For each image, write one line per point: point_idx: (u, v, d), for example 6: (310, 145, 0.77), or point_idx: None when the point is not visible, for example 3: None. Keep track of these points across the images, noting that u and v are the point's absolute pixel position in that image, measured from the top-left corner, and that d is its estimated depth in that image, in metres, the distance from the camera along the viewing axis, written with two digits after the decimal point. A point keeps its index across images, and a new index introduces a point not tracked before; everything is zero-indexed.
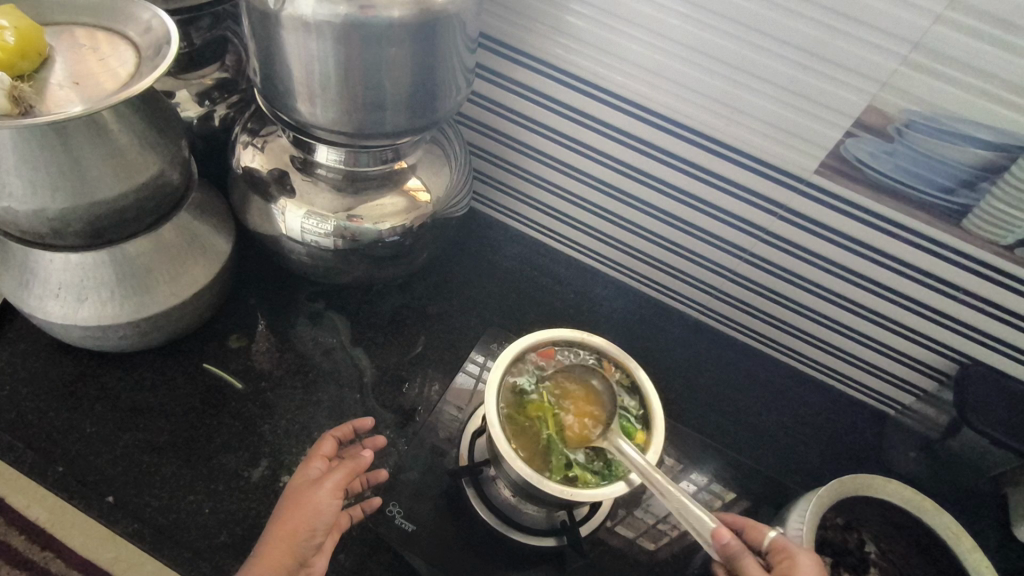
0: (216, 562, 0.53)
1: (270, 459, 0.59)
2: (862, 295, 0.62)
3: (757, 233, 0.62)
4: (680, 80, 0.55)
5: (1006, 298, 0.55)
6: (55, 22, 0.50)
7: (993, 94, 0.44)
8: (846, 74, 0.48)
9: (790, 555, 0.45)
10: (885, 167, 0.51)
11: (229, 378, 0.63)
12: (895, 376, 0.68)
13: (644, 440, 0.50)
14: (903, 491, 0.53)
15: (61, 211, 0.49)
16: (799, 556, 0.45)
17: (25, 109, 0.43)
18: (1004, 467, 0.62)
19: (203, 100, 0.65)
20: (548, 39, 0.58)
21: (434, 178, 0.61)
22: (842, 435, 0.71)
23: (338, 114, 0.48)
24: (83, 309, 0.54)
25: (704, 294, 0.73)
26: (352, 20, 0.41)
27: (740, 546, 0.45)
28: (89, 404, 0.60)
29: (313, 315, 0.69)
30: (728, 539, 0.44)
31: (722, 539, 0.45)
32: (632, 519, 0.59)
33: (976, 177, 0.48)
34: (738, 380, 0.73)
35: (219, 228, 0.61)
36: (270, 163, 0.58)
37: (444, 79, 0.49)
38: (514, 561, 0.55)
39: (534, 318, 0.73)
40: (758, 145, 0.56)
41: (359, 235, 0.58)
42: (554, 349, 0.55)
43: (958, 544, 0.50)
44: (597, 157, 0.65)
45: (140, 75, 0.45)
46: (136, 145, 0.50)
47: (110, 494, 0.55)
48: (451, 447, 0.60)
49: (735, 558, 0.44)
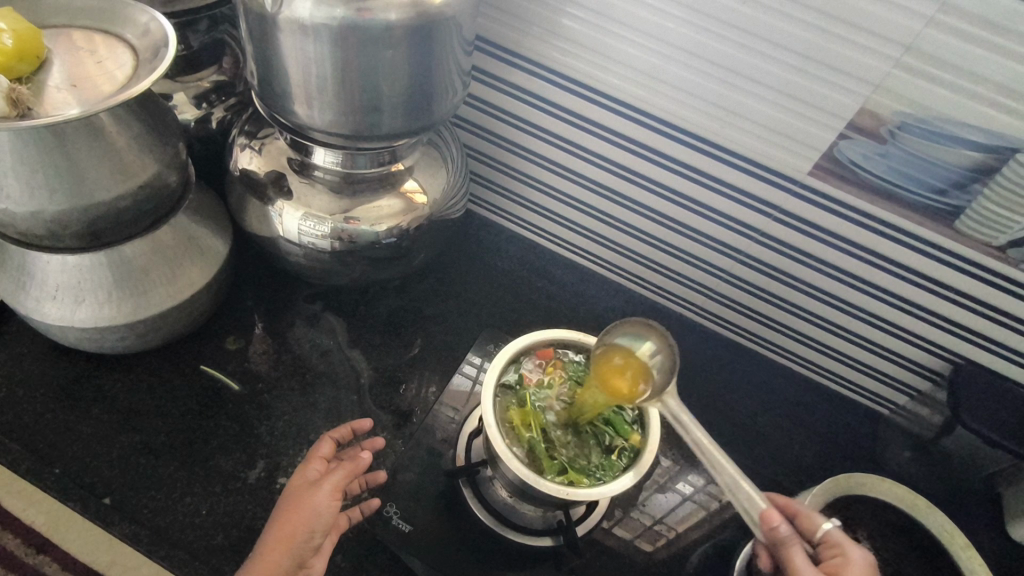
0: (213, 564, 0.53)
1: (267, 461, 0.59)
2: (856, 296, 0.62)
3: (751, 234, 0.63)
4: (675, 83, 0.55)
5: (999, 298, 0.55)
6: (53, 25, 0.50)
7: (984, 97, 0.45)
8: (838, 76, 0.48)
9: (841, 551, 0.45)
10: (878, 169, 0.52)
11: (226, 379, 0.63)
12: (889, 376, 0.69)
13: (638, 441, 0.51)
14: (897, 490, 0.53)
15: (59, 213, 0.49)
16: (849, 554, 0.45)
17: (23, 111, 0.43)
18: (997, 466, 0.62)
19: (200, 103, 0.65)
20: (544, 41, 0.58)
21: (430, 180, 0.61)
22: (837, 436, 0.71)
23: (335, 116, 0.48)
24: (80, 310, 0.54)
25: (700, 295, 0.73)
26: (349, 23, 0.41)
27: (788, 535, 0.43)
28: (86, 405, 0.60)
29: (310, 317, 0.70)
30: (778, 526, 0.43)
31: (771, 524, 0.43)
32: (629, 520, 0.59)
33: (968, 179, 0.49)
34: (733, 381, 0.74)
35: (217, 230, 0.61)
36: (267, 165, 0.59)
37: (441, 81, 0.49)
38: (511, 561, 0.55)
39: (531, 319, 0.74)
40: (752, 147, 0.56)
41: (356, 236, 0.59)
42: (553, 349, 0.56)
43: (951, 542, 0.51)
44: (592, 159, 0.66)
45: (138, 77, 0.46)
46: (134, 147, 0.50)
47: (106, 496, 0.55)
48: (448, 448, 0.60)
49: (781, 545, 0.43)
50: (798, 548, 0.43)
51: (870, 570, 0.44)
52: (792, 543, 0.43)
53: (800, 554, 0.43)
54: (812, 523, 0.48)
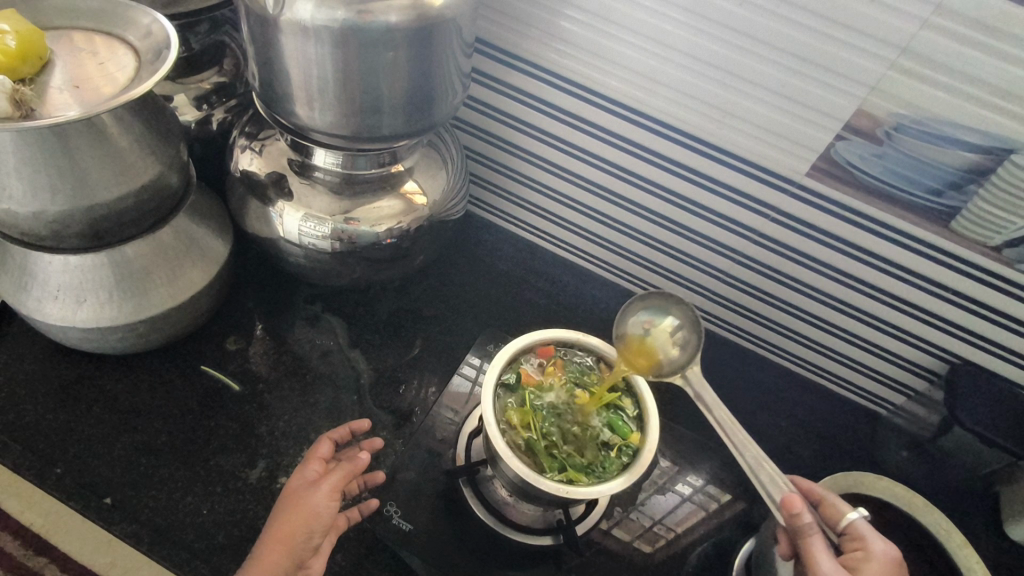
0: (214, 563, 0.53)
1: (267, 461, 0.59)
2: (854, 296, 0.63)
3: (749, 235, 0.63)
4: (673, 85, 0.55)
5: (995, 299, 0.56)
6: (56, 27, 0.50)
7: (979, 98, 0.45)
8: (834, 78, 0.49)
9: (863, 545, 0.44)
10: (874, 170, 0.52)
11: (227, 380, 0.63)
12: (887, 377, 0.69)
13: (638, 440, 0.51)
14: (894, 488, 0.53)
15: (60, 213, 0.49)
16: (870, 547, 0.44)
17: (25, 112, 0.43)
18: (994, 466, 0.63)
19: (201, 104, 0.65)
20: (544, 44, 0.58)
21: (430, 181, 0.61)
22: (835, 436, 0.71)
23: (335, 117, 0.48)
24: (81, 311, 0.55)
25: (698, 296, 0.73)
26: (350, 25, 0.42)
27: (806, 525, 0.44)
28: (87, 406, 0.60)
29: (310, 318, 0.70)
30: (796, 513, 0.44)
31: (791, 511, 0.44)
32: (628, 521, 0.59)
33: (963, 180, 0.49)
34: (731, 382, 0.74)
35: (218, 231, 0.61)
36: (268, 166, 0.59)
37: (441, 83, 0.49)
38: (511, 562, 0.55)
39: (530, 321, 0.74)
40: (750, 148, 0.56)
41: (356, 237, 0.59)
42: (554, 348, 0.56)
43: (949, 540, 0.51)
44: (591, 161, 0.66)
45: (140, 79, 0.46)
46: (136, 148, 0.50)
47: (107, 496, 0.55)
48: (447, 449, 0.61)
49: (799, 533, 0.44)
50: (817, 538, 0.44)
51: (892, 565, 0.43)
52: (810, 533, 0.44)
53: (819, 544, 0.44)
54: (839, 513, 0.48)
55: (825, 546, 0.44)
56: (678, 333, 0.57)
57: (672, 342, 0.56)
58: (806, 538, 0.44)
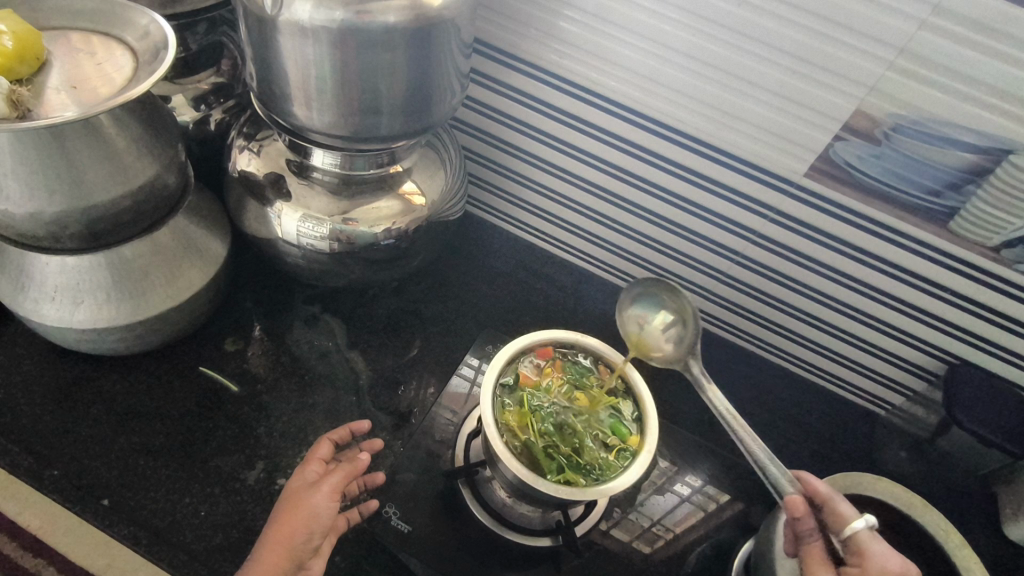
0: (212, 565, 0.53)
1: (265, 462, 0.59)
2: (852, 297, 0.63)
3: (748, 236, 0.63)
4: (671, 85, 0.55)
5: (994, 299, 0.56)
6: (53, 27, 0.50)
7: (978, 98, 0.45)
8: (834, 78, 0.49)
9: (861, 562, 0.44)
10: (873, 171, 0.52)
11: (225, 381, 0.63)
12: (886, 377, 0.69)
13: (636, 442, 0.51)
14: (892, 488, 0.53)
15: (58, 214, 0.49)
16: (867, 565, 0.43)
17: (23, 113, 0.43)
18: (993, 466, 0.63)
19: (199, 105, 0.65)
20: (542, 44, 0.58)
21: (428, 182, 0.61)
22: (834, 436, 0.71)
23: (334, 118, 0.48)
24: (79, 312, 0.54)
25: (697, 296, 0.73)
26: (349, 25, 0.42)
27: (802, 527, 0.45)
28: (84, 407, 0.60)
29: (309, 319, 0.70)
30: (794, 515, 0.45)
31: (790, 512, 0.45)
32: (627, 521, 0.59)
33: (962, 180, 0.49)
34: (730, 383, 0.74)
35: (215, 231, 0.61)
36: (265, 167, 0.59)
37: (440, 84, 0.49)
38: (510, 563, 0.55)
39: (529, 321, 0.74)
40: (748, 148, 0.56)
41: (354, 238, 0.59)
42: (552, 349, 0.56)
43: (948, 540, 0.51)
44: (591, 161, 0.66)
45: (137, 79, 0.46)
46: (133, 149, 0.50)
47: (105, 498, 0.55)
48: (446, 450, 0.61)
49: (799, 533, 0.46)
50: (813, 541, 0.45)
51: None
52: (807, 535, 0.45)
53: (815, 547, 0.45)
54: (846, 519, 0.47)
55: (820, 552, 0.45)
56: (672, 329, 0.61)
57: (665, 337, 0.60)
58: (805, 540, 0.45)
